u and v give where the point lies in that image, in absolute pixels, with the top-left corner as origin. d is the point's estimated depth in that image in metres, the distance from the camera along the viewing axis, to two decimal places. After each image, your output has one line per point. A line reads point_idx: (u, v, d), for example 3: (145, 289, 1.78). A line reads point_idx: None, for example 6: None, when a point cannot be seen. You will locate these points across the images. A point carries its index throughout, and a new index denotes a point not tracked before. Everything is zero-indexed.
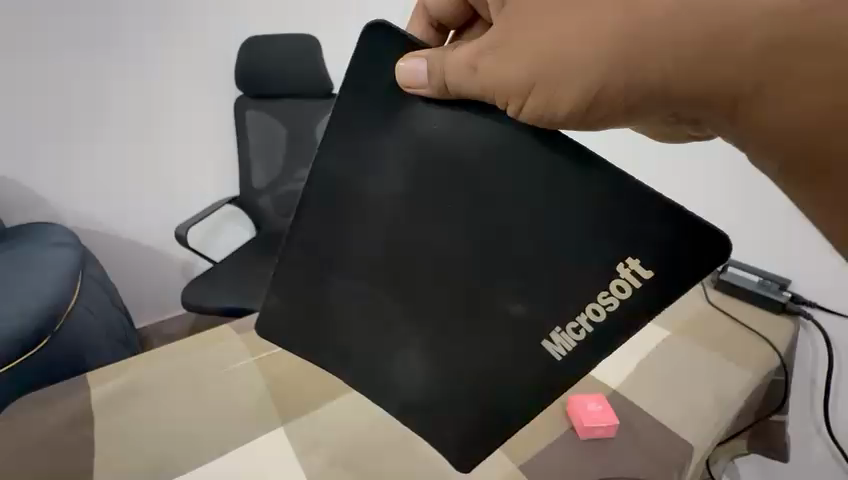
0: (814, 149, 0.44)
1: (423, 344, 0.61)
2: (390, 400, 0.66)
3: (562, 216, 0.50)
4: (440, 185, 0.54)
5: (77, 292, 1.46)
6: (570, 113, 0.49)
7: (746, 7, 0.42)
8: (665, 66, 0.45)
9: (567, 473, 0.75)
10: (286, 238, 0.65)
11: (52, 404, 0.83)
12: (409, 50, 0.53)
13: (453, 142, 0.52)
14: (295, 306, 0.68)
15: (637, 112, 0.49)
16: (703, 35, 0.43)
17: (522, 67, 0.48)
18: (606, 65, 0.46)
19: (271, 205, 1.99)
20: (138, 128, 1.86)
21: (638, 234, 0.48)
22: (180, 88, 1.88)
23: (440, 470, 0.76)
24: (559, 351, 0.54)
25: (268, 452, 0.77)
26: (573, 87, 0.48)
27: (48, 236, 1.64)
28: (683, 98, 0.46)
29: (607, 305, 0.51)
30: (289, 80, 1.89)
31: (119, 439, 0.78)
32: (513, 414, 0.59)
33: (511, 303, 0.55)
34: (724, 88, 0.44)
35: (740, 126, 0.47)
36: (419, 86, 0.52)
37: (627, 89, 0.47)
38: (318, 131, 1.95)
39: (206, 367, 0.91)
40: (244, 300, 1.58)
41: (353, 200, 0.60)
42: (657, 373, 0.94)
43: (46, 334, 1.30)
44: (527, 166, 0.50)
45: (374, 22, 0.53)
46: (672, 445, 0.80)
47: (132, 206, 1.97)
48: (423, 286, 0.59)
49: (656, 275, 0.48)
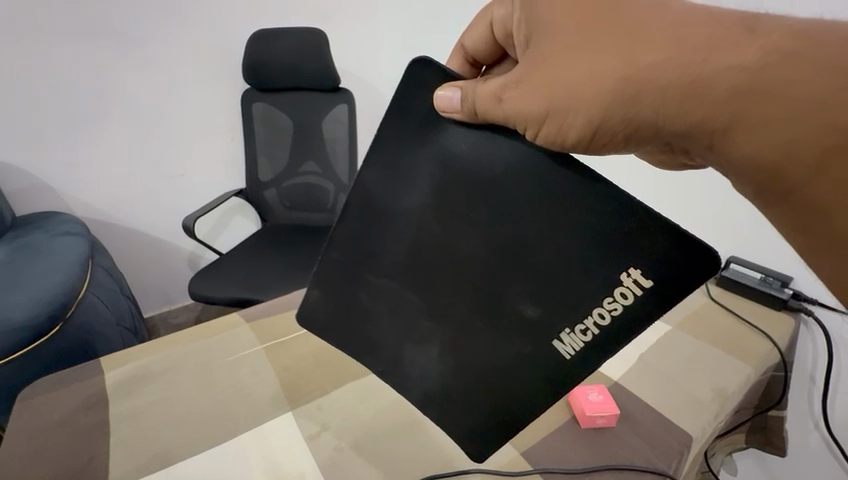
0: (792, 174, 0.42)
1: (443, 343, 0.63)
2: (412, 390, 0.68)
3: (568, 231, 0.51)
4: (461, 198, 0.56)
5: (87, 281, 1.48)
6: (579, 140, 0.51)
7: (719, 59, 0.43)
8: (655, 102, 0.46)
9: (567, 461, 0.76)
10: (329, 238, 0.67)
11: (68, 386, 0.86)
12: (447, 81, 0.54)
13: (472, 161, 0.54)
14: (331, 295, 0.70)
15: (638, 140, 0.50)
16: (681, 82, 0.44)
17: (535, 97, 0.49)
18: (616, 96, 0.47)
19: (278, 199, 2.03)
20: (148, 119, 1.88)
21: (637, 247, 0.49)
22: (187, 79, 1.89)
23: (445, 456, 0.77)
24: (568, 350, 0.56)
25: (280, 435, 0.79)
26: (581, 115, 0.49)
27: (58, 226, 1.66)
28: (671, 130, 0.47)
29: (612, 310, 0.52)
30: (296, 76, 1.89)
31: (134, 420, 0.81)
32: (519, 410, 0.61)
33: (526, 306, 0.56)
34: (702, 123, 0.45)
35: (722, 158, 0.47)
36: (452, 112, 0.53)
37: (631, 120, 0.48)
38: (325, 130, 1.97)
39: (217, 353, 0.93)
40: (251, 291, 1.60)
41: (382, 210, 0.62)
42: (659, 368, 0.94)
43: (60, 320, 1.32)
44: (533, 181, 0.52)
45: (416, 58, 0.54)
46: (671, 435, 0.80)
47: (139, 195, 1.99)
48: (443, 290, 0.61)
49: (656, 284, 0.49)
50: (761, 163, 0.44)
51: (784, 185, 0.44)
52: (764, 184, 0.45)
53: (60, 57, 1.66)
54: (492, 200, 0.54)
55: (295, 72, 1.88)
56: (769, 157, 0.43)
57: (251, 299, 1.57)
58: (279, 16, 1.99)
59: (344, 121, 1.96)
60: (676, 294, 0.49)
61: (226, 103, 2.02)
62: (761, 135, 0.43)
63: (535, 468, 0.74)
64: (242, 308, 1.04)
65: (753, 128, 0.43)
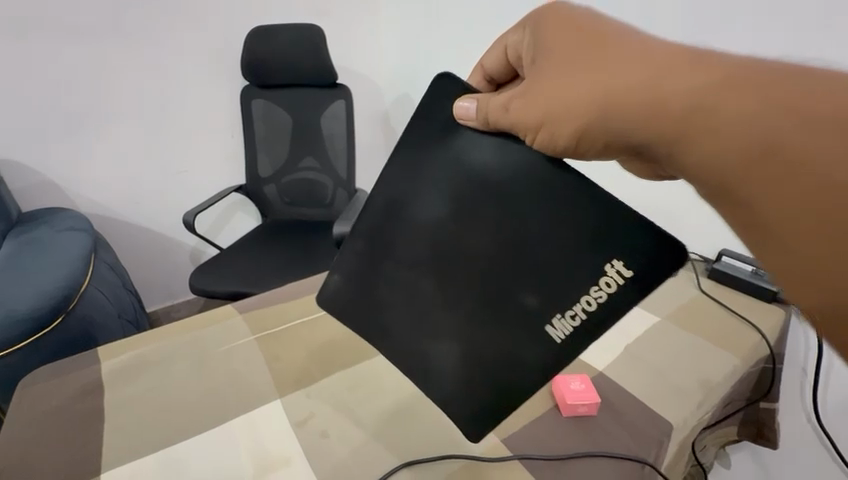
0: (760, 175, 0.42)
1: (456, 329, 0.63)
2: (424, 378, 0.66)
3: (564, 225, 0.54)
4: (472, 193, 0.58)
5: (89, 275, 1.51)
6: (567, 146, 0.52)
7: (679, 84, 0.45)
8: (632, 114, 0.48)
9: (547, 448, 0.75)
10: (354, 227, 0.68)
11: (68, 374, 0.89)
12: (466, 93, 0.57)
13: (483, 160, 0.57)
14: (353, 282, 0.70)
15: (617, 149, 0.51)
16: (648, 99, 0.47)
17: (535, 107, 0.52)
18: (599, 106, 0.49)
19: (277, 194, 2.05)
20: (151, 118, 1.91)
21: (622, 240, 0.51)
22: (187, 79, 1.92)
23: (425, 443, 0.76)
24: (558, 334, 0.57)
25: (266, 421, 0.81)
26: (569, 123, 0.50)
27: (62, 222, 1.70)
28: (644, 139, 0.48)
29: (598, 297, 0.54)
30: (293, 71, 1.90)
31: (127, 408, 0.83)
32: (511, 394, 0.61)
33: (526, 295, 0.58)
34: (671, 130, 0.46)
35: (687, 167, 0.47)
36: (468, 120, 0.56)
37: (609, 131, 0.50)
38: (323, 126, 1.98)
39: (210, 344, 0.95)
40: (249, 285, 1.62)
41: (402, 203, 0.64)
42: (644, 361, 0.92)
43: (62, 312, 1.35)
44: (538, 184, 0.54)
45: (444, 72, 0.57)
46: (653, 423, 0.79)
47: (141, 192, 2.01)
48: (453, 280, 0.62)
49: (636, 274, 0.51)
50: (712, 175, 0.45)
51: (744, 197, 0.43)
52: (726, 189, 0.44)
53: (63, 56, 1.69)
54: (500, 195, 0.57)
55: (292, 68, 1.89)
56: (731, 162, 0.43)
57: (249, 293, 1.60)
58: (279, 14, 2.00)
59: (341, 117, 1.96)
60: (653, 283, 0.51)
61: (226, 101, 2.04)
62: (718, 140, 0.44)
63: (514, 453, 0.74)
64: (236, 300, 1.07)
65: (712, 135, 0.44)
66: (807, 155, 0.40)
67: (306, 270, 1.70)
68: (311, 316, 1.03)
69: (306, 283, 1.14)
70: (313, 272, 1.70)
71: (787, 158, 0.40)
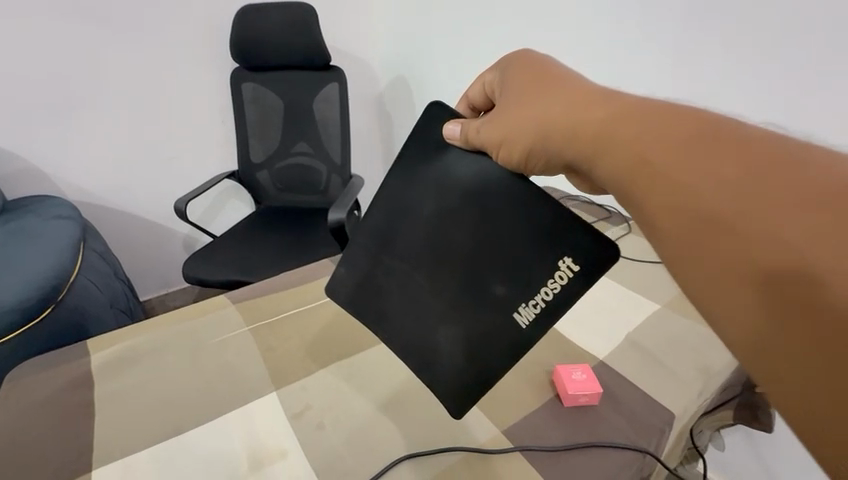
0: (652, 179, 0.43)
1: (441, 314, 0.66)
2: (414, 357, 0.69)
3: (526, 226, 0.60)
4: (455, 197, 0.64)
5: (78, 265, 1.48)
6: (519, 161, 0.58)
7: (594, 110, 0.51)
8: (558, 133, 0.53)
9: (549, 440, 0.74)
10: (358, 224, 0.73)
11: (55, 368, 0.86)
12: (453, 118, 0.64)
13: (465, 172, 0.64)
14: (358, 273, 0.74)
15: (557, 167, 0.56)
16: (567, 122, 0.52)
17: (498, 127, 0.58)
18: (536, 128, 0.55)
19: (270, 181, 2.01)
20: (140, 102, 1.85)
21: (571, 239, 0.57)
22: (174, 61, 1.84)
23: (424, 436, 0.75)
24: (523, 320, 0.61)
25: (262, 413, 0.79)
26: (519, 142, 0.56)
27: (50, 210, 1.65)
28: (571, 154, 0.52)
29: (554, 288, 0.58)
30: (285, 53, 1.84)
31: (118, 403, 0.81)
32: (490, 367, 0.63)
33: (497, 285, 0.62)
34: (586, 144, 0.50)
35: (602, 177, 0.49)
36: (456, 138, 0.62)
37: (547, 148, 0.55)
38: (316, 110, 1.92)
39: (202, 335, 0.93)
40: (245, 274, 1.60)
41: (400, 203, 0.69)
42: (643, 348, 0.91)
43: (51, 303, 1.32)
44: (507, 194, 0.61)
45: (435, 102, 0.65)
46: (653, 412, 0.78)
47: (131, 179, 1.96)
48: (438, 270, 0.66)
49: (583, 268, 0.56)
50: (618, 181, 0.47)
51: (643, 200, 0.43)
52: (629, 195, 0.45)
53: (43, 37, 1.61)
54: (477, 200, 0.63)
55: (283, 49, 1.83)
56: (628, 168, 0.45)
57: (245, 281, 1.58)
58: None
59: (334, 101, 1.90)
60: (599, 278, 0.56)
61: (215, 83, 1.96)
62: (619, 150, 0.46)
63: (516, 446, 0.73)
64: (228, 290, 1.04)
65: (612, 146, 0.47)
66: (673, 160, 0.41)
67: (302, 258, 1.67)
68: (306, 305, 1.01)
69: (301, 271, 1.12)
70: (310, 259, 1.67)
71: (656, 167, 0.43)
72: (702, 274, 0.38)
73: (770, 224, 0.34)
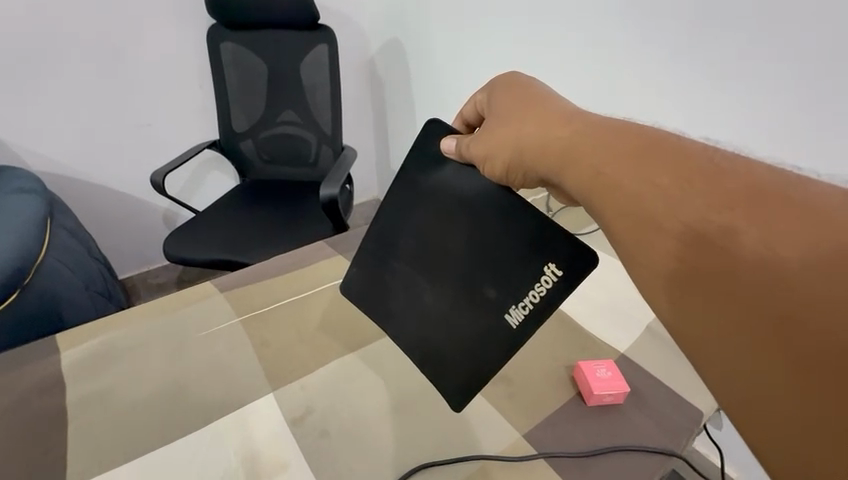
0: (606, 193, 0.44)
1: (441, 314, 0.63)
2: (411, 344, 0.66)
3: (510, 230, 0.57)
4: (444, 203, 0.62)
5: (45, 244, 1.35)
6: (501, 174, 0.55)
7: (563, 127, 0.50)
8: (532, 146, 0.51)
9: (573, 445, 0.69)
10: (368, 229, 0.70)
11: (22, 367, 0.77)
12: (449, 134, 0.61)
13: (449, 178, 0.61)
14: (369, 274, 0.70)
15: (536, 181, 0.54)
16: (541, 134, 0.51)
17: (483, 142, 0.55)
18: (516, 143, 0.52)
19: (256, 152, 1.87)
20: (104, 63, 1.66)
21: (553, 245, 0.54)
22: (143, 15, 1.65)
23: (437, 442, 0.69)
24: (514, 321, 0.57)
25: (260, 418, 0.72)
26: (501, 156, 0.54)
27: (11, 182, 1.50)
28: (545, 169, 0.51)
29: (540, 291, 0.54)
30: (266, 8, 1.65)
31: (96, 406, 0.73)
32: (486, 366, 0.59)
33: (487, 287, 0.59)
34: (555, 156, 0.49)
35: (570, 190, 0.48)
36: (452, 152, 0.59)
37: (525, 162, 0.52)
38: (303, 75, 1.76)
39: (187, 327, 0.85)
40: (233, 253, 1.49)
41: (401, 208, 0.67)
42: (664, 340, 0.86)
43: (17, 288, 1.20)
44: (492, 203, 0.58)
45: (433, 120, 0.62)
46: (680, 411, 0.74)
47: (101, 148, 1.79)
48: (436, 271, 0.63)
49: (566, 272, 0.53)
50: (578, 189, 0.47)
51: (600, 208, 0.44)
52: (588, 203, 0.46)
53: None
54: (466, 208, 0.60)
55: (265, 4, 1.64)
56: (588, 179, 0.46)
57: (233, 261, 1.47)
58: None
59: (324, 65, 1.72)
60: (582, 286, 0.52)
61: (190, 42, 1.78)
62: (581, 161, 0.47)
63: (538, 452, 0.68)
64: (215, 277, 0.95)
65: (575, 158, 0.47)
66: (623, 174, 0.43)
67: (292, 237, 1.57)
68: (300, 294, 0.93)
69: (294, 255, 1.03)
70: (301, 238, 1.57)
71: (609, 180, 0.44)
72: (651, 276, 0.40)
73: (698, 220, 0.37)
